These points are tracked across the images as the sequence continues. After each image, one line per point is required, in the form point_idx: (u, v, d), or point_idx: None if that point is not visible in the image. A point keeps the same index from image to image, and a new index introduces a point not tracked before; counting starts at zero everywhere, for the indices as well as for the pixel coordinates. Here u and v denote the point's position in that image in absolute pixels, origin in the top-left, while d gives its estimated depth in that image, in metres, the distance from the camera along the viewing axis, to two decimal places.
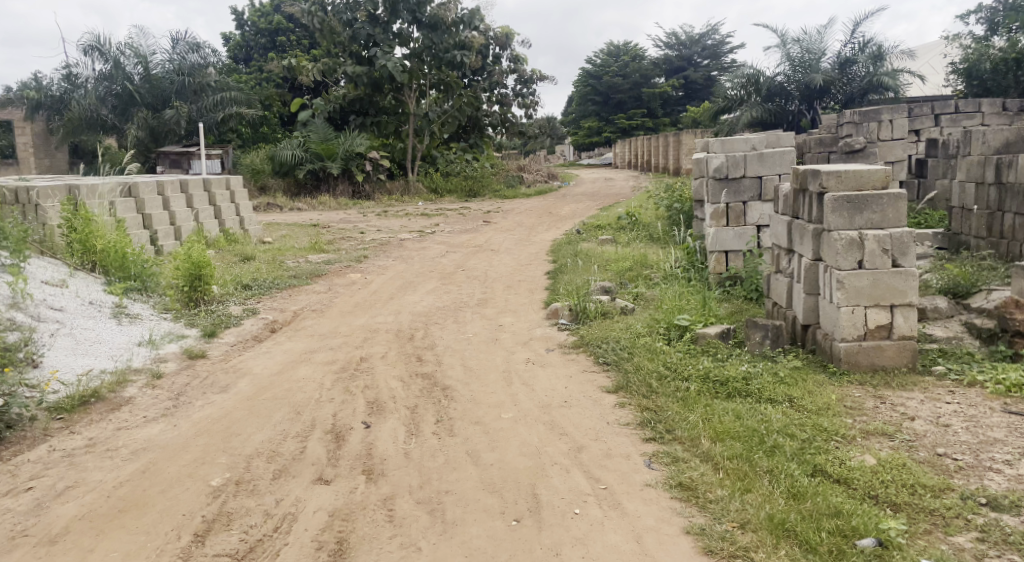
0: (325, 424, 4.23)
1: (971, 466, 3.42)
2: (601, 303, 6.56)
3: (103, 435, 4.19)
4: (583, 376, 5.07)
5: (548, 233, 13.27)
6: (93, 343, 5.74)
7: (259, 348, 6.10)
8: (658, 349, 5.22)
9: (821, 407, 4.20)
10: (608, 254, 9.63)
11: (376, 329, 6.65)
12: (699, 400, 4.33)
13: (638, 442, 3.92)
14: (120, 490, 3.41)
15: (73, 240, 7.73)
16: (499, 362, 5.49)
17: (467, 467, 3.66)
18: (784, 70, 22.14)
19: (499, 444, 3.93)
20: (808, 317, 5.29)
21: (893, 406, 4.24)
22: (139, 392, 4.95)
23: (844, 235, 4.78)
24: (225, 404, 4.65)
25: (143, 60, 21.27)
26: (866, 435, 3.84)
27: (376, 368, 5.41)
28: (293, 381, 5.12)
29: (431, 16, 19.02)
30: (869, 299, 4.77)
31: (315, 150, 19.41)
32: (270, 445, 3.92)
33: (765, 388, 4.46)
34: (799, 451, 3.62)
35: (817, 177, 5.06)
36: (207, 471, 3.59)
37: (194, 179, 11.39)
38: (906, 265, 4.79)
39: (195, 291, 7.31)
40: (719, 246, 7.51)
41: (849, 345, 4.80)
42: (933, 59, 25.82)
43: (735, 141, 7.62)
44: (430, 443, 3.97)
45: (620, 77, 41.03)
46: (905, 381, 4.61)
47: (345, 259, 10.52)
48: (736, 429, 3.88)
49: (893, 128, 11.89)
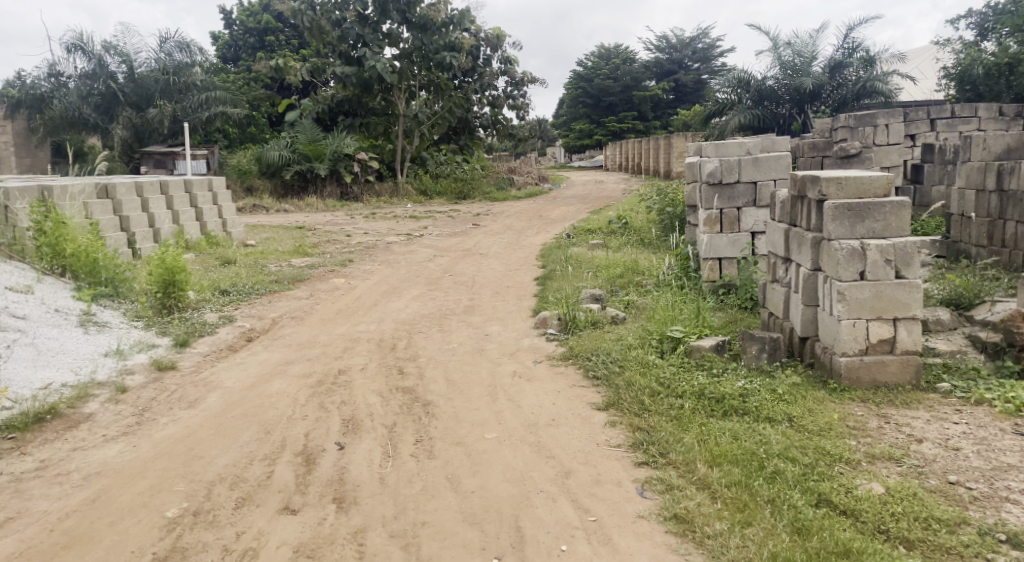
0: (295, 445, 3.97)
1: (987, 497, 3.20)
2: (591, 312, 6.33)
3: (56, 457, 3.89)
4: (572, 391, 4.82)
5: (537, 237, 13.03)
6: (56, 354, 5.44)
7: (233, 359, 5.82)
8: (650, 363, 4.97)
9: (823, 429, 3.97)
10: (598, 259, 9.41)
11: (357, 338, 6.38)
12: (693, 418, 4.10)
13: (629, 466, 3.66)
14: (64, 523, 3.13)
15: (42, 244, 7.42)
16: (484, 376, 5.22)
17: (446, 495, 3.41)
18: (774, 75, 22.03)
19: (481, 467, 3.68)
20: (806, 329, 5.07)
21: (898, 426, 4.02)
22: (101, 408, 4.65)
23: (844, 244, 4.55)
24: (191, 422, 4.37)
25: (127, 59, 20.85)
26: (873, 460, 3.61)
27: (354, 382, 5.13)
28: (265, 396, 4.83)
29: (421, 16, 18.70)
30: (871, 312, 4.55)
31: (302, 151, 19.10)
32: (235, 470, 3.65)
33: (764, 406, 4.22)
34: (802, 478, 3.38)
35: (817, 183, 4.82)
36: (162, 500, 3.31)
37: (175, 180, 11.06)
38: (909, 276, 4.57)
39: (169, 298, 7.03)
40: (712, 253, 7.28)
41: (850, 360, 4.58)
42: (923, 64, 25.86)
43: (729, 144, 7.36)
44: (407, 466, 3.71)
45: (611, 80, 40.83)
46: (909, 400, 4.39)
47: (329, 263, 10.25)
48: (734, 452, 3.64)
49: (889, 133, 11.55)
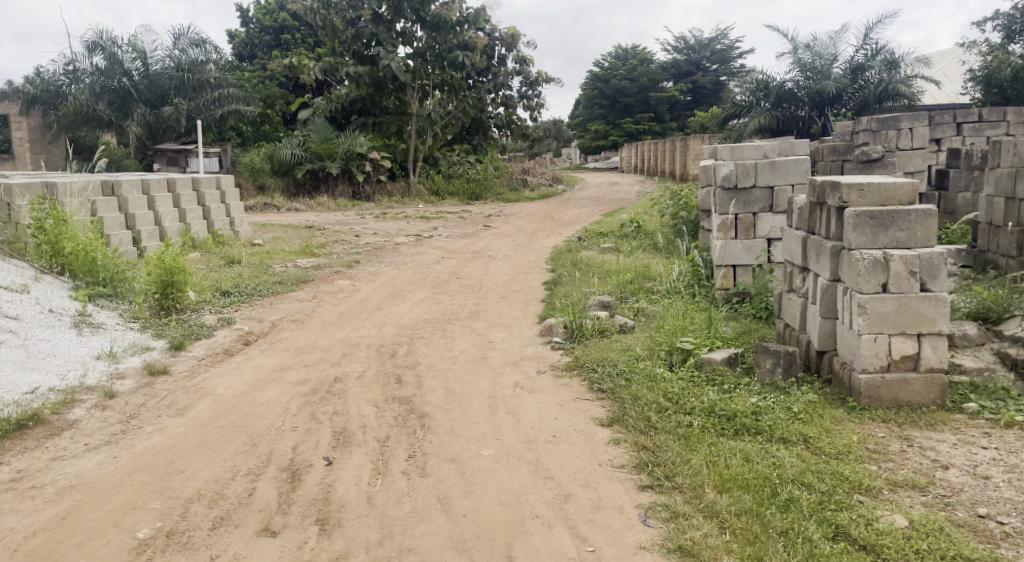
0: (282, 459, 3.78)
1: (1022, 534, 2.94)
2: (598, 320, 6.11)
3: (33, 467, 3.73)
4: (576, 406, 4.60)
5: (548, 239, 12.80)
6: (45, 356, 5.31)
7: (228, 364, 5.64)
8: (658, 376, 4.74)
9: (841, 451, 3.72)
10: (609, 263, 9.17)
11: (356, 344, 6.19)
12: (702, 437, 3.87)
13: (633, 490, 3.43)
14: (29, 543, 2.96)
15: (41, 242, 7.33)
16: (485, 387, 5.01)
17: (436, 518, 3.20)
18: (794, 77, 21.65)
19: (475, 488, 3.46)
20: (823, 343, 4.82)
21: (922, 450, 3.76)
22: (86, 415, 4.49)
23: (866, 254, 4.29)
24: (176, 432, 4.20)
25: (141, 56, 20.69)
26: (894, 487, 3.36)
27: (349, 391, 4.93)
28: (257, 405, 4.65)
29: (434, 15, 18.47)
30: (894, 327, 4.29)
31: (315, 150, 19.00)
32: (215, 486, 3.46)
33: (778, 426, 3.98)
34: (818, 507, 3.14)
35: (838, 189, 4.57)
36: (135, 520, 3.13)
37: (182, 178, 10.92)
38: (935, 289, 4.30)
39: (168, 300, 6.89)
40: (725, 260, 7.05)
41: (871, 378, 4.32)
42: (948, 66, 25.40)
43: (744, 148, 7.12)
44: (397, 485, 3.50)
45: (628, 81, 40.48)
46: (934, 421, 4.13)
47: (335, 264, 10.06)
48: (745, 475, 3.41)
49: (913, 137, 11.17)
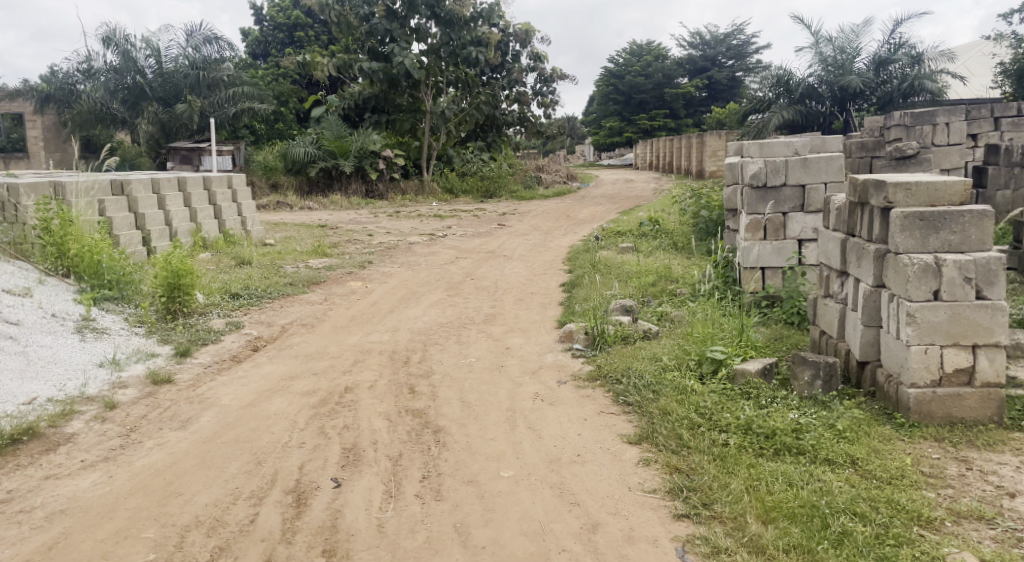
0: (287, 480, 3.53)
1: None
2: (621, 326, 5.81)
3: (23, 488, 3.50)
4: (600, 420, 4.31)
5: (565, 238, 12.53)
6: (46, 363, 5.11)
7: (235, 371, 5.41)
8: (688, 389, 4.43)
9: (894, 475, 3.40)
10: (628, 264, 8.86)
11: (369, 350, 5.93)
12: (739, 458, 3.56)
13: (667, 519, 3.14)
14: None
15: (47, 243, 7.14)
16: (503, 398, 4.73)
17: (453, 550, 2.93)
18: (815, 72, 21.13)
19: (495, 516, 3.19)
20: (866, 353, 4.49)
21: (984, 475, 3.44)
22: (85, 428, 4.26)
23: (916, 259, 3.95)
24: (177, 448, 3.96)
25: (156, 53, 20.63)
26: (957, 519, 3.04)
27: (360, 402, 4.67)
28: (263, 418, 4.39)
29: (448, 11, 18.03)
30: (946, 337, 3.95)
31: (328, 148, 18.82)
32: (214, 511, 3.22)
33: (822, 445, 3.67)
34: (875, 541, 2.84)
35: (882, 188, 4.22)
36: (126, 551, 2.90)
37: (193, 176, 10.70)
38: (991, 296, 3.96)
39: (175, 303, 6.66)
40: (757, 263, 6.72)
41: (921, 393, 3.99)
42: (974, 60, 24.83)
43: (773, 144, 6.79)
44: (411, 511, 3.24)
45: (643, 77, 39.90)
46: (992, 440, 3.81)
47: (347, 264, 9.81)
48: (790, 504, 3.10)
49: (950, 132, 10.92)
